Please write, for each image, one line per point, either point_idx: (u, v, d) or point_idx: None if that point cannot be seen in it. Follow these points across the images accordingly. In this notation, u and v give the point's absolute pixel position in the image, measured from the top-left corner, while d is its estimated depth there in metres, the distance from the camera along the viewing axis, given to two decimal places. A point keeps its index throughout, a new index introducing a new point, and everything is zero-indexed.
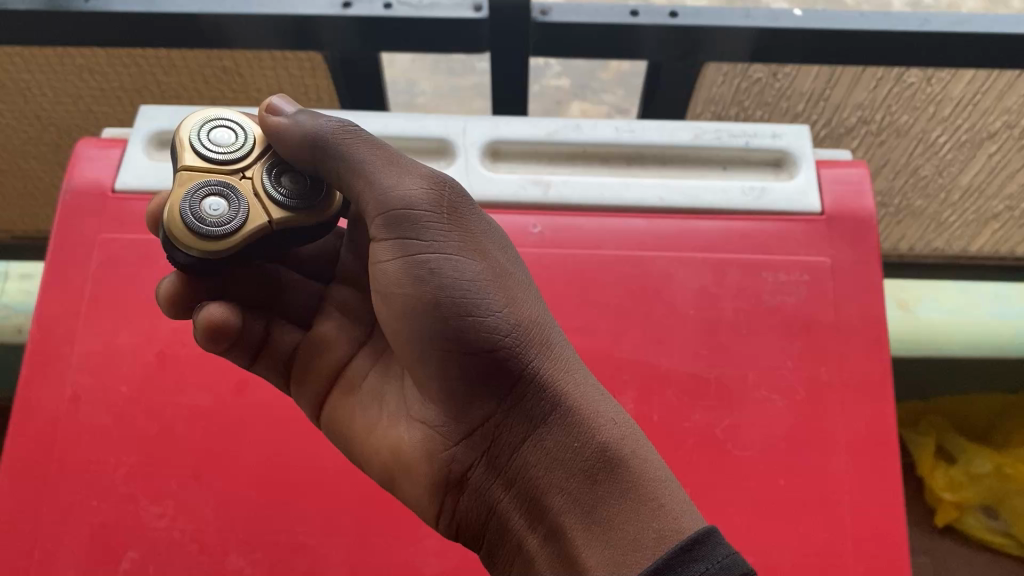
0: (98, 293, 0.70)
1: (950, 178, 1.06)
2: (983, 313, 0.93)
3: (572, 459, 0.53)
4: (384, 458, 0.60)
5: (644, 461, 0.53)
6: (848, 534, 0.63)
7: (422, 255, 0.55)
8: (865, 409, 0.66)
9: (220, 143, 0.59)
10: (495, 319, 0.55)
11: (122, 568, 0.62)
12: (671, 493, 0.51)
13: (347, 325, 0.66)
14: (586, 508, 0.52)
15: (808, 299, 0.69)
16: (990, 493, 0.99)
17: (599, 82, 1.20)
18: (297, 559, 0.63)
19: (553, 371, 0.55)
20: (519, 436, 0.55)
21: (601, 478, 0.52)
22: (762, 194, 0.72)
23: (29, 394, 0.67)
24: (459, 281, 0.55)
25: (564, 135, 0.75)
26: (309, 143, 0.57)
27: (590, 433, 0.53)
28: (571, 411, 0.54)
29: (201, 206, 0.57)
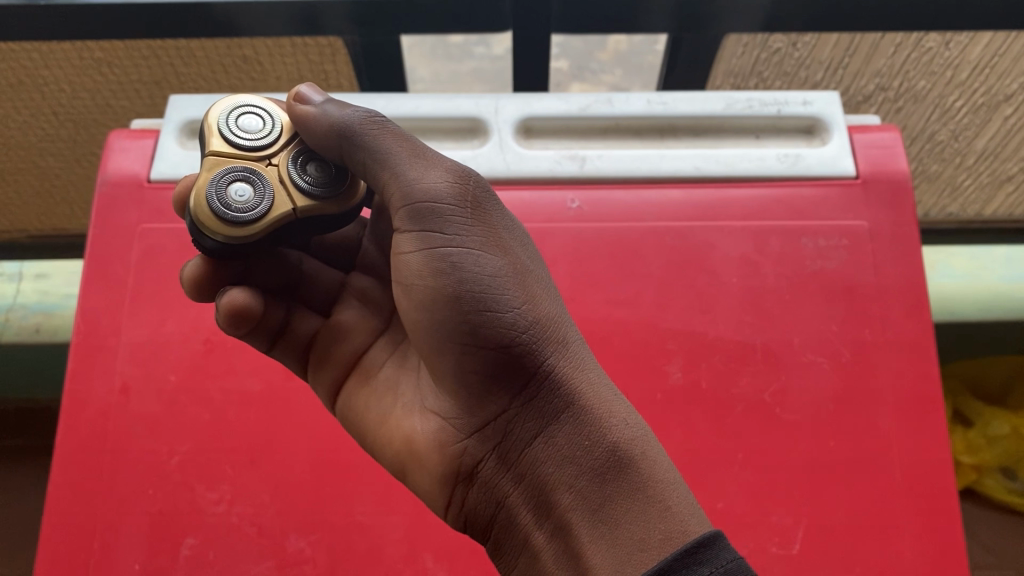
0: (142, 283, 0.70)
1: (965, 143, 1.07)
2: (993, 278, 0.99)
3: (584, 457, 0.50)
4: (396, 449, 0.57)
5: (656, 465, 0.51)
6: (900, 492, 0.63)
7: (442, 246, 0.52)
8: (909, 369, 0.66)
9: (248, 128, 0.56)
10: (514, 316, 0.51)
11: (181, 555, 0.63)
12: (676, 495, 0.50)
13: (365, 314, 0.63)
14: (593, 506, 0.50)
15: (847, 262, 0.70)
16: (1009, 453, 0.96)
17: (598, 63, 1.18)
18: (356, 538, 0.63)
19: (569, 369, 0.52)
20: (530, 432, 0.52)
21: (612, 477, 0.50)
22: (797, 161, 0.73)
23: (78, 386, 0.67)
24: (478, 277, 0.52)
25: (597, 110, 0.75)
26: (335, 130, 0.54)
27: (602, 433, 0.51)
28: (586, 409, 0.52)
29: (227, 192, 0.54)
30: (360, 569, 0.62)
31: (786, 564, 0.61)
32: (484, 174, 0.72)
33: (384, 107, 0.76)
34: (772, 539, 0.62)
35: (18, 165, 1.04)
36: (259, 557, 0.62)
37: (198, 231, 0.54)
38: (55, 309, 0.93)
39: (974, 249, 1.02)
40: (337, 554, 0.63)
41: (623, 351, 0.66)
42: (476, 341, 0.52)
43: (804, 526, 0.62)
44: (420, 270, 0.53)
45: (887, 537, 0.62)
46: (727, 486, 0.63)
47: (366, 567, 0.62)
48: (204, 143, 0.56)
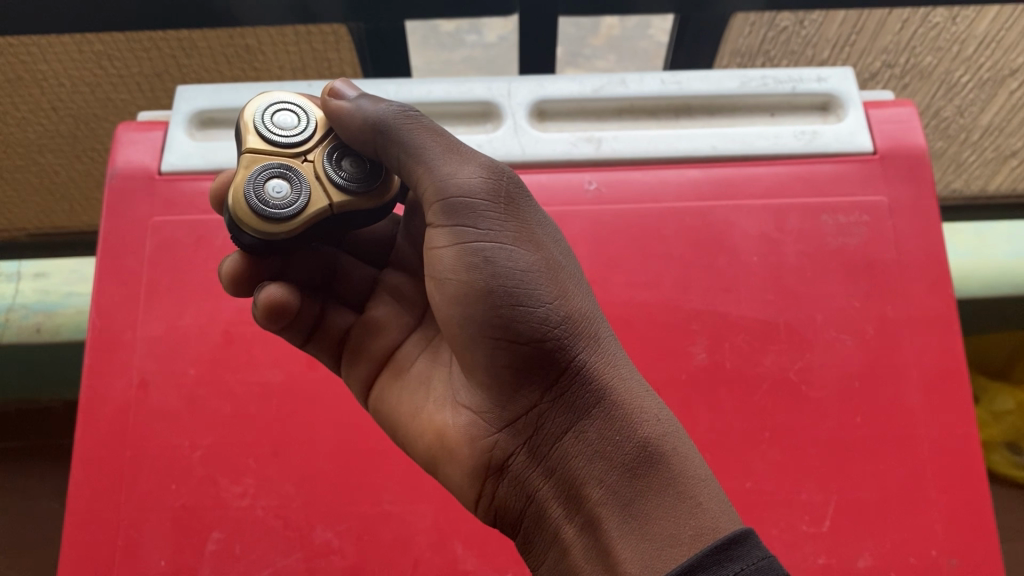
0: (157, 276, 0.69)
1: (971, 118, 1.06)
2: (998, 255, 0.99)
3: (615, 452, 0.49)
4: (428, 442, 0.56)
5: (688, 463, 0.49)
6: (928, 466, 0.63)
7: (474, 240, 0.51)
8: (934, 343, 0.66)
9: (283, 124, 0.55)
10: (546, 311, 0.50)
11: (207, 549, 0.62)
12: (707, 493, 0.49)
13: (400, 310, 0.62)
14: (623, 502, 0.48)
15: (868, 238, 0.70)
16: (1015, 428, 0.98)
17: (591, 48, 1.14)
18: (384, 527, 0.62)
19: (602, 365, 0.51)
20: (561, 427, 0.51)
21: (643, 473, 0.49)
22: (814, 137, 0.72)
23: (95, 382, 0.66)
24: (510, 271, 0.51)
25: (610, 91, 0.75)
26: (370, 125, 0.53)
27: (634, 427, 0.50)
28: (619, 404, 0.51)
29: (264, 188, 0.53)
30: (389, 558, 0.62)
31: (818, 542, 0.61)
32: (500, 159, 0.71)
33: (395, 93, 0.75)
34: (803, 516, 0.62)
35: (14, 162, 1.01)
36: (286, 549, 0.62)
37: (236, 227, 0.53)
38: (55, 309, 0.92)
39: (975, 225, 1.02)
40: (366, 544, 0.62)
41: (647, 333, 0.66)
42: (507, 334, 0.51)
43: (834, 502, 0.62)
44: (451, 263, 0.52)
45: (917, 511, 0.62)
46: (755, 464, 0.63)
47: (396, 556, 0.62)
48: (239, 140, 0.56)
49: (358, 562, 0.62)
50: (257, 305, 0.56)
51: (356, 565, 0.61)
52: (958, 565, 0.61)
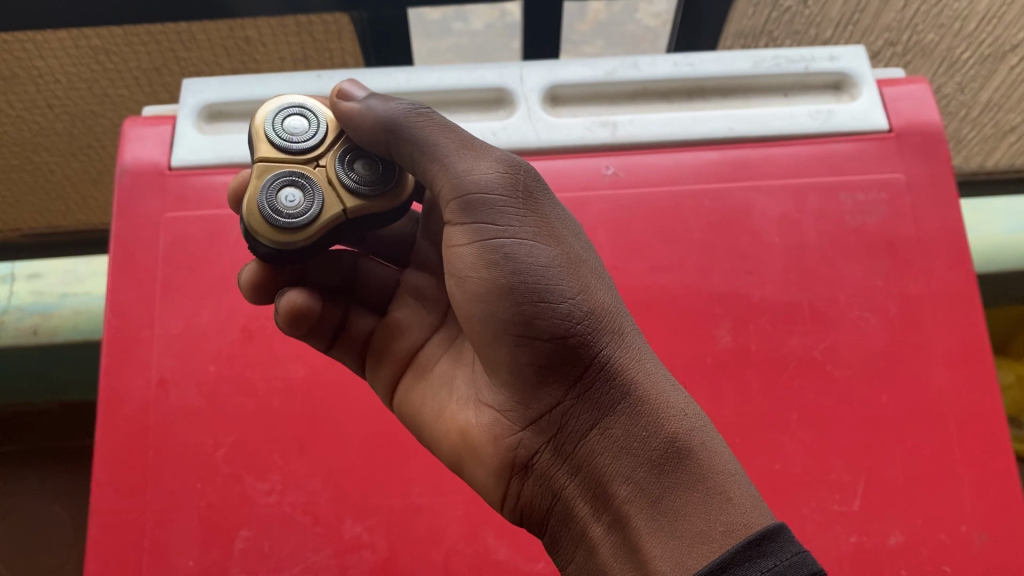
0: (173, 273, 0.68)
1: (971, 95, 1.06)
2: (994, 230, 0.95)
3: (640, 448, 0.47)
4: (452, 442, 0.55)
5: (717, 458, 0.47)
6: (956, 440, 0.63)
7: (493, 236, 0.50)
8: (956, 318, 0.67)
9: (293, 128, 0.54)
10: (567, 305, 0.49)
11: (236, 548, 0.61)
12: (737, 488, 0.46)
13: (420, 312, 0.62)
14: (651, 499, 0.46)
15: (887, 217, 0.70)
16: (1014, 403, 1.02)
17: (578, 35, 1.03)
18: (415, 519, 0.62)
19: (626, 359, 0.49)
20: (586, 424, 0.50)
21: (670, 469, 0.47)
22: (829, 117, 0.72)
23: (114, 382, 0.65)
24: (530, 267, 0.49)
25: (623, 74, 0.74)
26: (383, 124, 0.52)
27: (661, 422, 0.48)
28: (644, 399, 0.49)
29: (278, 197, 0.53)
30: (420, 551, 0.61)
31: (849, 521, 0.61)
32: (515, 146, 0.71)
33: (406, 82, 0.74)
34: (834, 495, 0.61)
35: (11, 161, 1.01)
36: (316, 545, 0.61)
37: (251, 238, 0.53)
38: (51, 310, 0.87)
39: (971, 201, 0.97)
40: (397, 537, 0.62)
41: (670, 317, 0.66)
42: (528, 331, 0.49)
43: (864, 481, 0.62)
44: (470, 261, 0.51)
45: (946, 486, 0.62)
46: (784, 445, 0.63)
47: (428, 548, 0.61)
48: (251, 147, 0.55)
49: (389, 556, 0.61)
50: (278, 312, 0.56)
51: (388, 560, 0.61)
52: (988, 539, 0.61)
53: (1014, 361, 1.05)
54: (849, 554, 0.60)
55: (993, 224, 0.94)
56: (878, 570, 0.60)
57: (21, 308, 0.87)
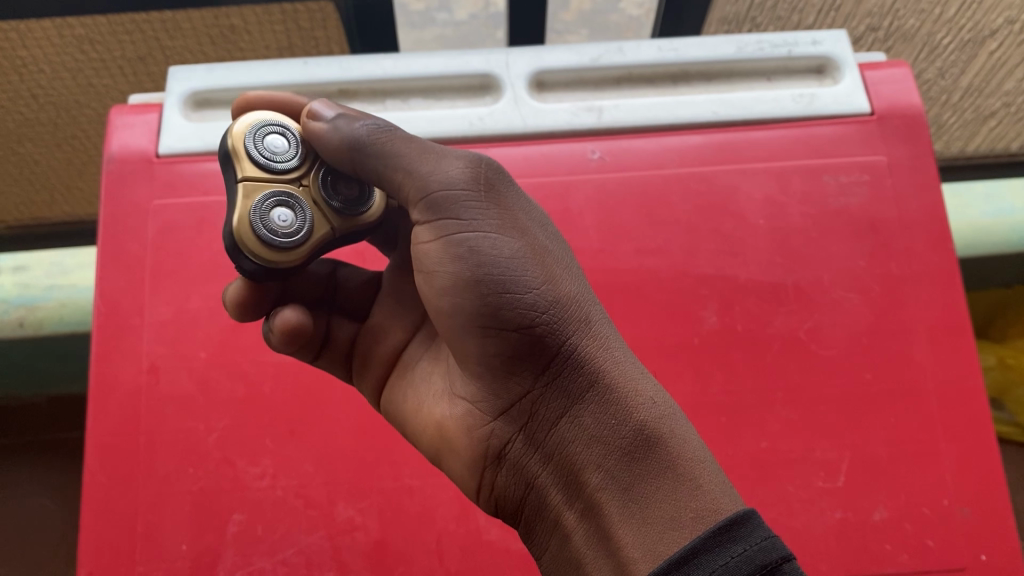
0: (162, 260, 0.68)
1: (951, 80, 1.06)
2: (974, 214, 0.95)
3: (610, 436, 0.48)
4: (429, 436, 0.56)
5: (684, 443, 0.48)
6: (939, 416, 0.64)
7: (457, 230, 0.50)
8: (937, 298, 0.68)
9: (273, 147, 0.53)
10: (532, 297, 0.49)
11: (229, 532, 0.61)
12: (706, 473, 0.47)
13: (399, 313, 0.61)
14: (623, 485, 0.47)
15: (870, 198, 0.71)
16: (994, 384, 1.05)
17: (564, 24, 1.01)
18: (407, 501, 0.63)
19: (593, 348, 0.50)
20: (555, 412, 0.50)
21: (640, 454, 0.47)
22: (812, 100, 0.74)
23: (104, 370, 0.65)
24: (496, 261, 0.50)
25: (609, 60, 0.75)
26: (349, 141, 0.51)
27: (630, 409, 0.48)
28: (612, 387, 0.49)
29: (270, 216, 0.52)
30: (413, 532, 0.62)
31: (834, 497, 0.62)
32: (503, 132, 0.72)
33: (392, 70, 0.75)
34: (819, 472, 0.62)
35: None
36: (309, 528, 0.62)
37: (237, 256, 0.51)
38: (37, 303, 0.86)
39: (952, 186, 0.98)
40: (390, 519, 0.62)
41: (658, 298, 0.67)
42: (496, 324, 0.50)
43: (848, 458, 0.63)
44: (436, 255, 0.51)
45: (929, 461, 0.63)
46: (770, 422, 0.63)
47: (420, 529, 0.62)
48: (228, 165, 0.53)
49: (381, 538, 0.62)
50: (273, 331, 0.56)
51: (380, 541, 0.62)
52: (970, 514, 0.62)
53: (998, 343, 1.07)
54: (834, 529, 0.61)
55: (974, 209, 0.95)
56: (863, 544, 0.61)
57: (6, 298, 0.86)
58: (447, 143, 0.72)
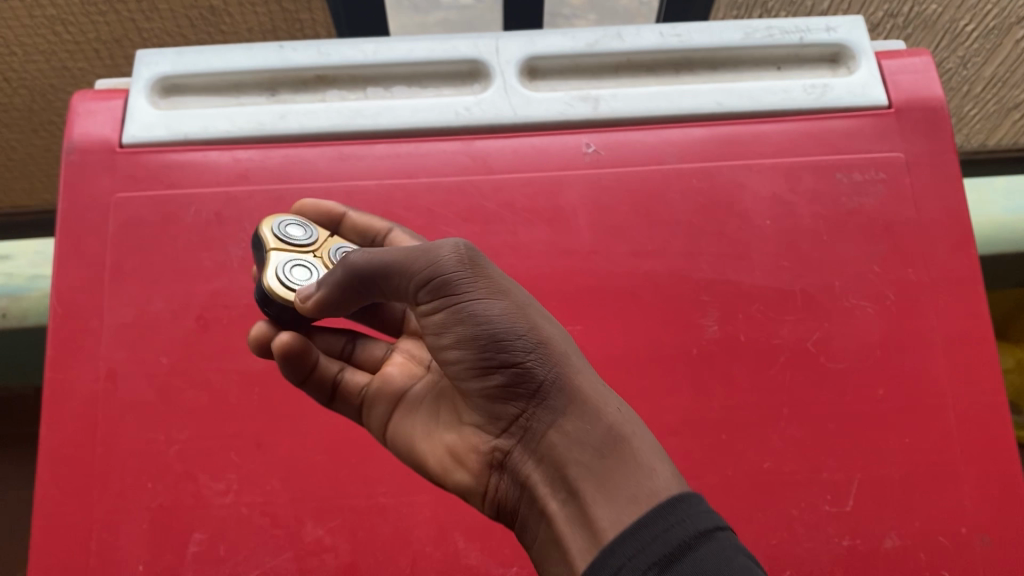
0: (124, 258, 0.64)
1: (974, 70, 1.00)
2: (996, 210, 0.89)
3: (584, 433, 0.44)
4: (435, 456, 0.51)
5: (649, 442, 0.44)
6: (957, 436, 0.59)
7: (450, 297, 0.45)
8: (957, 306, 0.63)
9: (291, 231, 0.58)
10: (523, 334, 0.44)
11: (189, 552, 0.57)
12: (667, 467, 0.43)
13: (411, 363, 0.58)
14: (597, 476, 0.43)
15: (886, 197, 0.66)
16: (1015, 388, 0.99)
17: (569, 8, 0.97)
18: (381, 521, 0.58)
19: (566, 359, 0.45)
20: (543, 424, 0.45)
21: (613, 448, 0.43)
22: (825, 91, 0.69)
23: (59, 375, 0.61)
24: (490, 312, 0.44)
25: (606, 46, 0.70)
26: (337, 275, 0.50)
27: (599, 411, 0.44)
28: (585, 391, 0.45)
29: (291, 274, 0.55)
30: (387, 556, 0.57)
31: (842, 522, 0.57)
32: (492, 122, 0.67)
33: (373, 56, 0.70)
34: (827, 495, 0.57)
35: None
36: (274, 550, 0.57)
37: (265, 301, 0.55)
38: (20, 292, 0.80)
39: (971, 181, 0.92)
40: (362, 541, 0.57)
41: (655, 304, 0.62)
42: (483, 358, 0.45)
43: (858, 480, 0.58)
44: (433, 316, 0.46)
45: (948, 483, 0.58)
46: (775, 440, 0.59)
47: (394, 553, 0.57)
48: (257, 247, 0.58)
49: (352, 560, 0.57)
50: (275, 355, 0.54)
51: (350, 564, 0.57)
52: (991, 542, 0.57)
53: (1012, 344, 1.02)
54: (842, 557, 0.56)
55: (993, 205, 0.89)
56: None
57: None
58: (431, 135, 0.67)
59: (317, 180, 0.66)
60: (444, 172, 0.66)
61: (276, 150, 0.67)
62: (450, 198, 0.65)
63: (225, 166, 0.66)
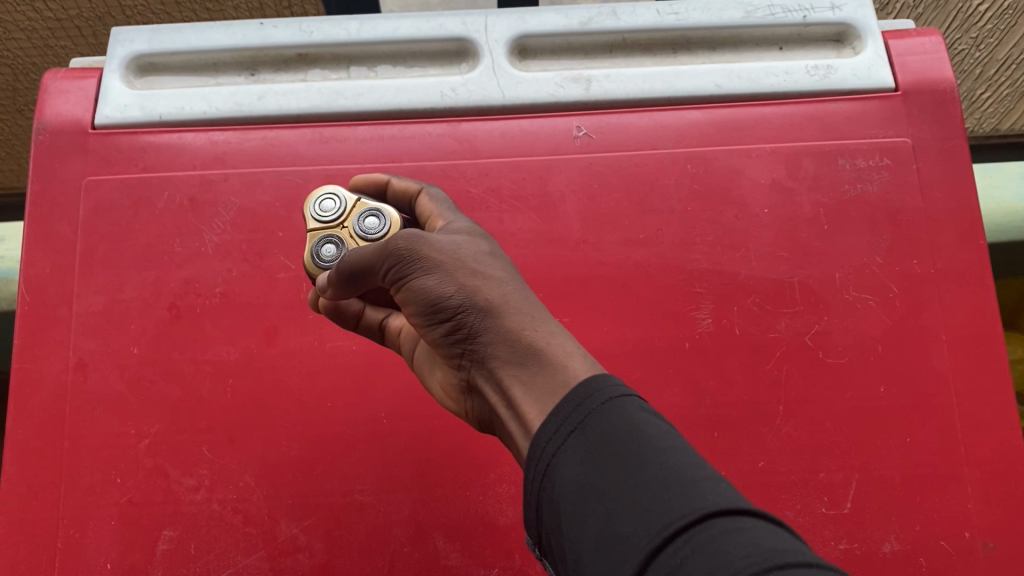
0: (95, 244, 0.61)
1: (988, 51, 0.96)
2: (1006, 196, 0.86)
3: (506, 352, 0.39)
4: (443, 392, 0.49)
5: (569, 344, 0.39)
6: (961, 438, 0.57)
7: (398, 278, 0.43)
8: (963, 301, 0.60)
9: (322, 207, 0.54)
10: (446, 290, 0.41)
11: (158, 551, 0.55)
12: (583, 362, 0.38)
13: None
14: (523, 392, 0.38)
15: (891, 184, 0.63)
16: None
17: None
18: (358, 520, 0.55)
19: (484, 289, 0.40)
20: (478, 358, 0.41)
21: (533, 362, 0.38)
22: (829, 73, 0.66)
23: (27, 365, 0.59)
24: (424, 283, 0.41)
25: (600, 24, 0.67)
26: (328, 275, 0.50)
27: (513, 326, 0.39)
28: (502, 314, 0.40)
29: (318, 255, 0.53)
30: (363, 554, 0.55)
31: (838, 526, 0.54)
32: (478, 103, 0.65)
33: (356, 33, 0.67)
34: (823, 497, 0.55)
35: None
36: (246, 548, 0.55)
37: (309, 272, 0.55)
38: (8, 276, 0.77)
39: (982, 166, 0.88)
40: (338, 541, 0.55)
41: (646, 296, 0.59)
42: (425, 319, 0.42)
43: (857, 482, 0.55)
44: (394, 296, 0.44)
45: (951, 486, 0.56)
46: (770, 438, 0.56)
47: (371, 553, 0.55)
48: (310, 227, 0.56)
49: (328, 560, 0.54)
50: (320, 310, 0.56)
51: (326, 564, 0.54)
52: (994, 548, 0.54)
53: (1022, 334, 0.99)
54: (838, 562, 0.53)
55: (1006, 190, 0.85)
56: None
57: None
58: (417, 116, 0.65)
59: (296, 163, 0.63)
60: (427, 156, 0.63)
61: (254, 131, 0.64)
62: (435, 182, 0.62)
63: (201, 148, 0.64)
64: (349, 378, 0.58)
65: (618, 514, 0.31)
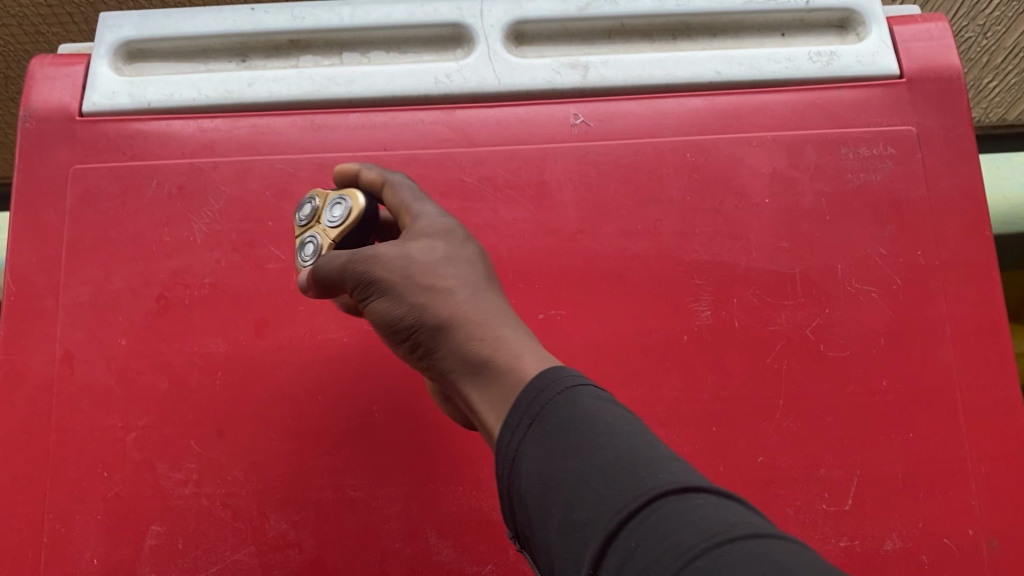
0: (82, 233, 0.60)
1: (995, 39, 0.95)
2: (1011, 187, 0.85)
3: (464, 358, 0.43)
4: None
5: (522, 346, 0.42)
6: (965, 433, 0.56)
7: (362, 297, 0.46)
8: (968, 294, 0.59)
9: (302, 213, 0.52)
10: (405, 305, 0.44)
11: (145, 546, 0.54)
12: (533, 361, 0.41)
13: None
14: (484, 396, 0.42)
15: (895, 173, 0.62)
16: None
17: None
18: (348, 515, 0.54)
19: (438, 299, 0.44)
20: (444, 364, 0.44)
21: (485, 369, 0.42)
22: (832, 59, 0.64)
23: (12, 356, 0.57)
24: (386, 302, 0.45)
25: (598, 8, 0.66)
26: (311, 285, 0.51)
27: (470, 333, 0.43)
28: (458, 322, 0.43)
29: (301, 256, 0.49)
30: (354, 550, 0.54)
31: (839, 523, 0.53)
32: (472, 90, 0.63)
33: (348, 19, 0.65)
34: (824, 494, 0.54)
35: None
36: (235, 544, 0.54)
37: None
38: None
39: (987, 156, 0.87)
40: (328, 536, 0.54)
41: (644, 287, 0.58)
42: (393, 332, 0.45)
43: (858, 478, 0.54)
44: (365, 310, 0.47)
45: (954, 482, 0.54)
46: (770, 433, 0.55)
47: (363, 548, 0.54)
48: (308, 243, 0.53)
49: (317, 556, 0.53)
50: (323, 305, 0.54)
51: (316, 560, 0.53)
52: (999, 546, 0.53)
53: None
54: (838, 560, 0.52)
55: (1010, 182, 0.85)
56: None
57: None
58: (410, 103, 0.64)
59: (287, 151, 0.62)
60: (420, 145, 0.62)
61: (244, 119, 0.63)
62: (428, 172, 0.61)
63: (191, 136, 0.63)
64: (340, 371, 0.57)
65: (578, 498, 0.33)
